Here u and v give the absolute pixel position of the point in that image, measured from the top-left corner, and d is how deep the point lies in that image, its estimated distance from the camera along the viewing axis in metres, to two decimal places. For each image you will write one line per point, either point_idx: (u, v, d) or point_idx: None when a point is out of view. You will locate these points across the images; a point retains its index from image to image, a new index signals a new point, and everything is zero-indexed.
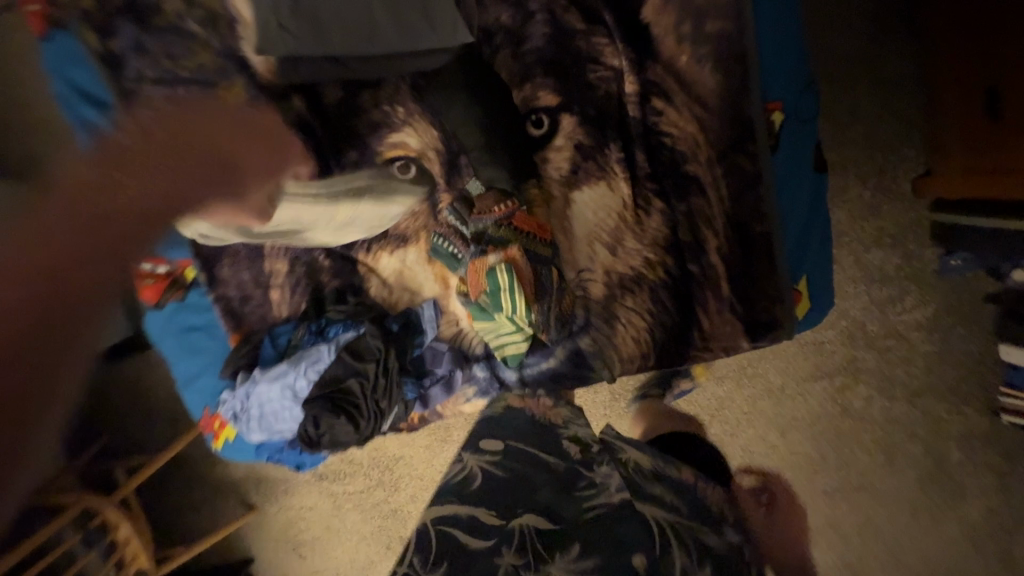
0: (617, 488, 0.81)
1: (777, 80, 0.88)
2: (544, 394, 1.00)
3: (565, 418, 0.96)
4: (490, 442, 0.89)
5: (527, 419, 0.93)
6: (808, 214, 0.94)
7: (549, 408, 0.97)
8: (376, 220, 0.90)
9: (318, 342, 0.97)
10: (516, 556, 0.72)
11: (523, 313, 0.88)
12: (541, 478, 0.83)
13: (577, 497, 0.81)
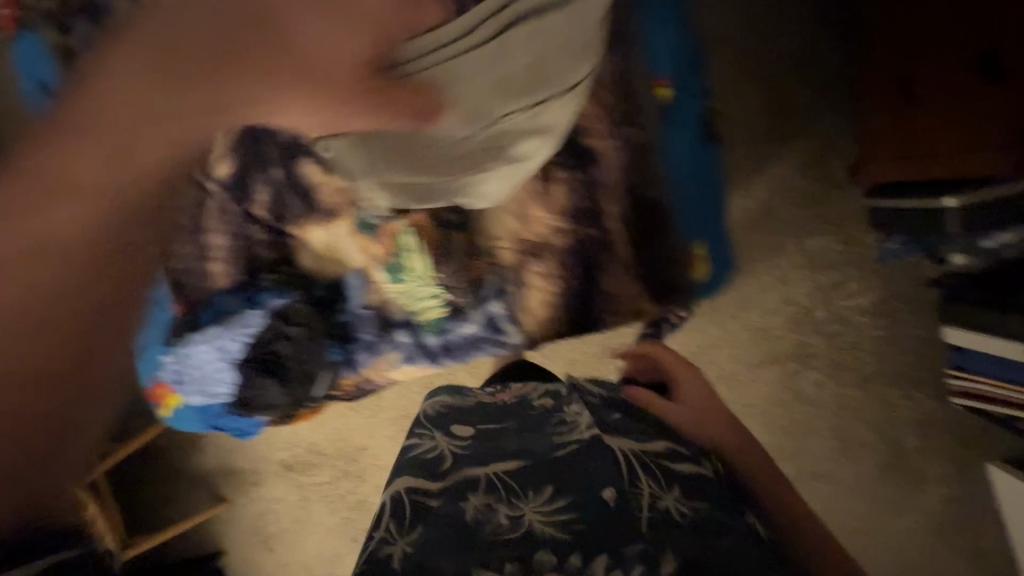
0: (586, 425, 0.97)
1: (660, 59, 1.02)
2: (517, 384, 1.20)
3: (532, 391, 1.15)
4: (471, 422, 1.07)
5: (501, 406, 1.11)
6: (699, 182, 1.08)
7: (521, 388, 1.17)
8: (564, 51, 0.87)
9: (245, 310, 1.04)
10: (488, 493, 0.86)
11: (430, 272, 1.03)
12: (514, 434, 0.99)
13: (545, 435, 0.97)
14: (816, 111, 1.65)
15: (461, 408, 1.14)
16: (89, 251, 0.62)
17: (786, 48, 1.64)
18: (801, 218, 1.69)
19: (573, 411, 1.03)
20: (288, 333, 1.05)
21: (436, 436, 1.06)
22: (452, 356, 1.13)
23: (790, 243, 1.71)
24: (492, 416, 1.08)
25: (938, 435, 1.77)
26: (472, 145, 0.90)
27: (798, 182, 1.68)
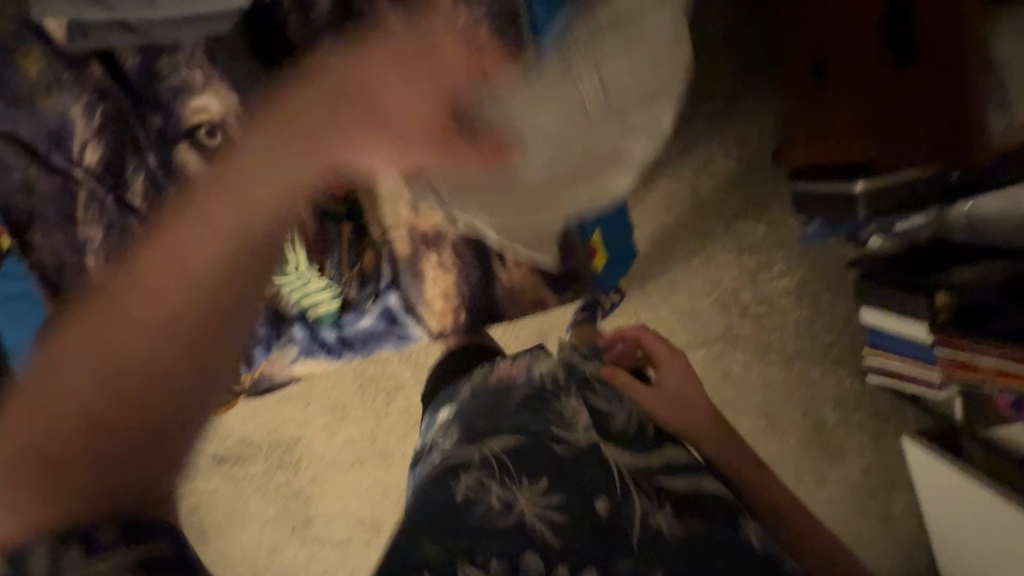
0: (584, 430, 0.86)
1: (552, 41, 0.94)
2: (507, 354, 1.05)
3: (528, 364, 0.98)
4: (466, 406, 0.95)
5: (491, 388, 0.95)
6: None
7: (514, 363, 1.00)
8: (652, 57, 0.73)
9: None
10: (479, 471, 0.81)
11: (307, 266, 0.98)
12: (513, 418, 0.88)
13: (544, 423, 0.86)
14: (739, 94, 1.64)
15: (455, 387, 1.01)
16: (114, 391, 0.39)
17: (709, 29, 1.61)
18: (725, 201, 1.71)
19: (572, 409, 0.88)
20: None
21: (436, 422, 0.98)
22: (351, 349, 1.08)
23: (715, 225, 1.73)
24: (488, 396, 0.94)
25: (858, 412, 1.83)
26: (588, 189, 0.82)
27: (723, 165, 1.68)
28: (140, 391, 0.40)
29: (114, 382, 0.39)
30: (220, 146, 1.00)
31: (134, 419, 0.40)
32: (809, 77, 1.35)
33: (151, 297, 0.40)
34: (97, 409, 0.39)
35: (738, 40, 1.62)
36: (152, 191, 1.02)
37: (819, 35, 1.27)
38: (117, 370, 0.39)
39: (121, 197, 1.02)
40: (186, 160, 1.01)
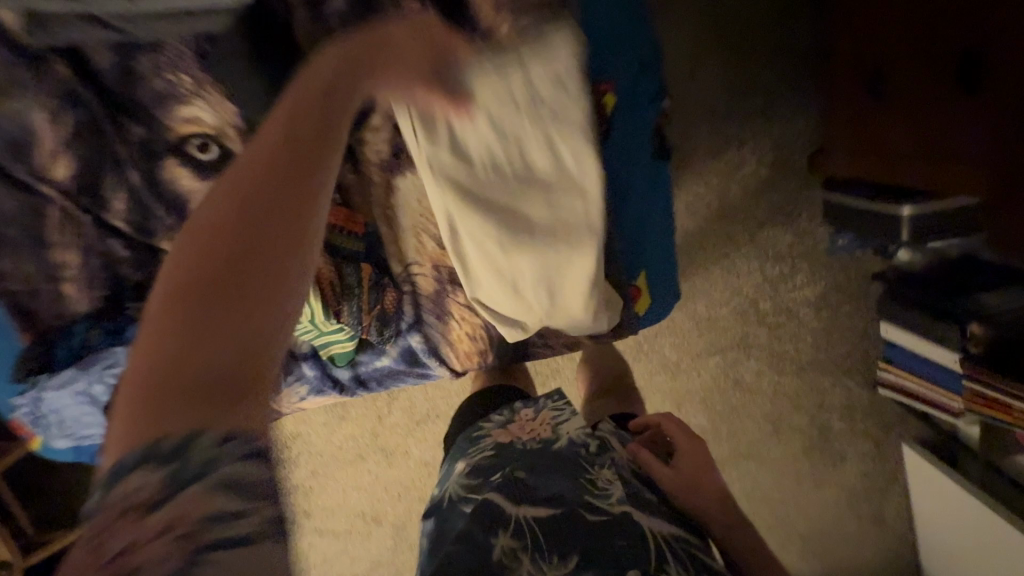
0: (616, 498, 0.79)
1: (615, 58, 0.81)
2: (529, 406, 0.99)
3: (554, 424, 0.93)
4: (499, 461, 0.87)
5: (523, 449, 0.88)
6: (648, 200, 0.91)
7: (538, 420, 0.95)
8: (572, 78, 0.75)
9: (113, 344, 0.91)
10: (513, 538, 0.73)
11: (326, 322, 0.83)
12: (547, 475, 0.82)
13: (577, 485, 0.80)
14: (777, 94, 1.49)
15: (483, 442, 0.94)
16: (198, 272, 0.48)
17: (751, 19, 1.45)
18: (753, 208, 1.60)
19: (600, 471, 0.84)
20: None
21: (464, 475, 0.87)
22: (367, 387, 1.00)
23: (740, 233, 1.63)
24: (524, 456, 0.87)
25: (867, 423, 1.82)
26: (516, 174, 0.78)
27: (756, 170, 1.56)
28: (219, 265, 0.48)
29: (201, 275, 0.48)
30: (215, 163, 0.86)
31: (222, 289, 0.47)
32: (867, 94, 1.21)
33: (219, 219, 0.50)
34: (185, 301, 0.47)
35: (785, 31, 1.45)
36: (137, 214, 0.88)
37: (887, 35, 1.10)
38: (204, 260, 0.48)
39: (101, 218, 0.88)
40: (177, 180, 0.87)
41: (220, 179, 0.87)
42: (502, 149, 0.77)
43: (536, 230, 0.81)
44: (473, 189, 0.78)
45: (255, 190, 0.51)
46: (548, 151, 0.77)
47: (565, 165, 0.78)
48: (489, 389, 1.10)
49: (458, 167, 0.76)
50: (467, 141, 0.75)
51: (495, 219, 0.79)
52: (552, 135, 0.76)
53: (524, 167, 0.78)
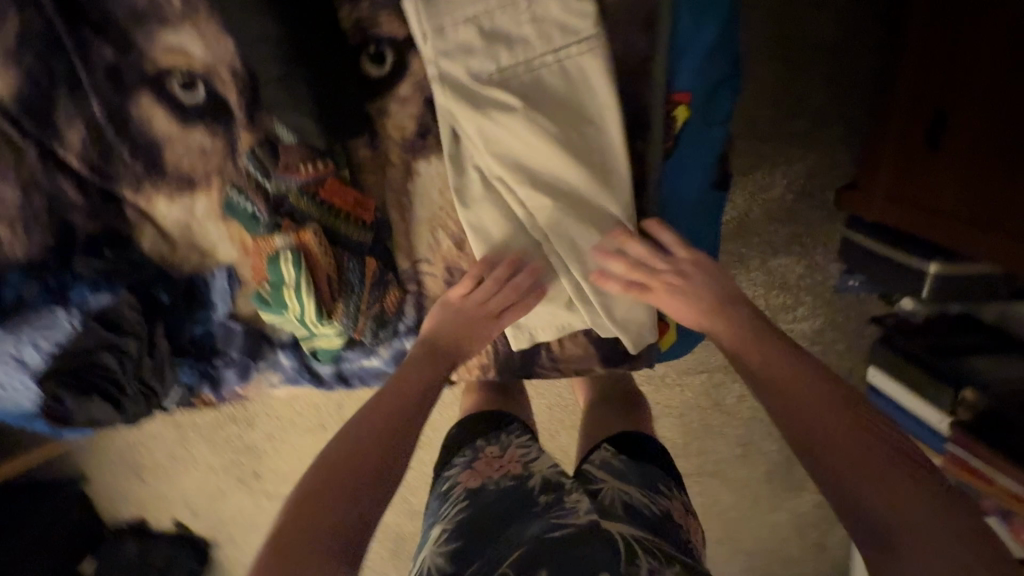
0: (583, 508, 0.61)
1: (693, 64, 0.69)
2: (491, 442, 0.77)
3: (525, 461, 0.72)
4: (473, 519, 0.63)
5: (495, 498, 0.66)
6: (699, 232, 0.80)
7: (505, 457, 0.74)
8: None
9: (54, 306, 0.77)
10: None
11: (316, 318, 0.72)
12: (513, 522, 0.61)
13: (543, 521, 0.60)
14: (831, 116, 1.14)
15: (449, 497, 0.69)
16: (328, 466, 0.57)
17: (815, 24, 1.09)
18: (768, 233, 1.21)
19: (572, 495, 0.64)
20: (120, 346, 0.76)
21: (436, 546, 0.62)
22: (349, 384, 0.89)
23: (753, 257, 1.22)
24: (496, 509, 0.64)
25: None
26: (525, 95, 0.69)
27: (783, 195, 1.19)
28: (349, 462, 0.58)
29: (333, 469, 0.57)
30: (201, 108, 0.71)
31: (346, 479, 0.57)
32: (919, 134, 0.92)
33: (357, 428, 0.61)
34: (310, 490, 0.55)
35: (853, 40, 1.10)
36: (99, 154, 0.72)
37: (953, 70, 0.86)
38: (338, 461, 0.58)
39: (50, 150, 0.71)
40: (151, 121, 0.71)
41: (204, 128, 0.72)
42: (512, 68, 0.68)
43: (555, 184, 0.72)
44: (486, 114, 0.68)
45: (392, 411, 0.64)
46: (564, 74, 0.68)
47: (586, 92, 0.69)
48: (455, 429, 0.82)
49: (464, 93, 0.68)
50: (472, 54, 0.67)
51: (508, 159, 0.71)
52: (571, 53, 0.68)
53: (541, 95, 0.69)
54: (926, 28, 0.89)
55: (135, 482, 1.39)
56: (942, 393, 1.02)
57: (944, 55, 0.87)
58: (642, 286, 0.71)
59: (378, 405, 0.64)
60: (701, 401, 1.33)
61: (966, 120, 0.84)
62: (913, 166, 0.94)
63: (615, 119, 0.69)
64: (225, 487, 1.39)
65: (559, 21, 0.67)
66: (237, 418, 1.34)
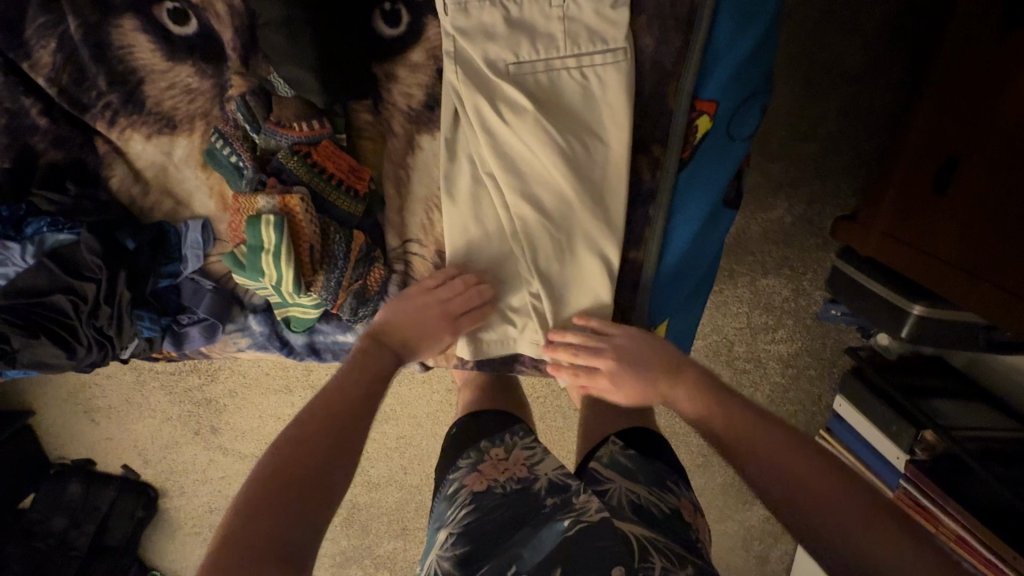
0: (594, 507, 0.60)
1: (724, 75, 0.66)
2: (496, 444, 0.75)
3: (530, 463, 0.71)
4: (481, 523, 0.64)
5: (502, 498, 0.66)
6: (701, 247, 0.77)
7: (511, 460, 0.72)
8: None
9: (5, 238, 0.69)
10: None
11: (293, 290, 0.67)
12: (521, 527, 0.62)
13: (555, 523, 0.60)
14: (840, 148, 1.11)
15: (455, 500, 0.69)
16: (295, 446, 0.58)
17: (839, 52, 1.06)
18: (761, 255, 1.20)
19: (582, 495, 0.63)
20: (77, 290, 0.70)
21: (442, 550, 0.63)
22: (321, 357, 0.85)
23: (741, 273, 1.21)
24: (502, 512, 0.64)
25: None
26: (541, 86, 0.64)
27: (781, 219, 1.17)
28: (309, 443, 0.58)
29: (295, 448, 0.57)
30: (191, 42, 0.65)
31: (306, 458, 0.57)
32: (929, 175, 0.90)
33: (311, 407, 0.62)
34: (269, 469, 0.56)
35: (879, 72, 1.07)
36: (70, 77, 0.65)
37: (971, 120, 0.84)
38: (300, 440, 0.58)
39: (17, 65, 0.65)
40: (133, 48, 0.65)
41: (192, 66, 0.66)
42: (532, 63, 0.64)
43: (549, 196, 0.68)
44: (497, 106, 0.64)
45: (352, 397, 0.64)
46: (583, 84, 0.64)
47: (601, 107, 0.65)
48: (455, 431, 0.81)
49: (479, 72, 0.64)
50: (494, 32, 0.62)
51: (510, 160, 0.67)
52: (595, 63, 0.64)
53: (555, 101, 0.65)
54: (952, 75, 0.87)
55: (83, 422, 1.34)
56: (904, 432, 0.98)
57: (966, 100, 0.84)
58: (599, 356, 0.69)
59: (334, 388, 0.64)
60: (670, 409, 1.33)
61: (974, 170, 0.82)
62: (917, 209, 0.92)
63: (622, 141, 0.66)
64: (178, 437, 1.34)
65: (589, 23, 0.63)
66: (198, 368, 1.29)
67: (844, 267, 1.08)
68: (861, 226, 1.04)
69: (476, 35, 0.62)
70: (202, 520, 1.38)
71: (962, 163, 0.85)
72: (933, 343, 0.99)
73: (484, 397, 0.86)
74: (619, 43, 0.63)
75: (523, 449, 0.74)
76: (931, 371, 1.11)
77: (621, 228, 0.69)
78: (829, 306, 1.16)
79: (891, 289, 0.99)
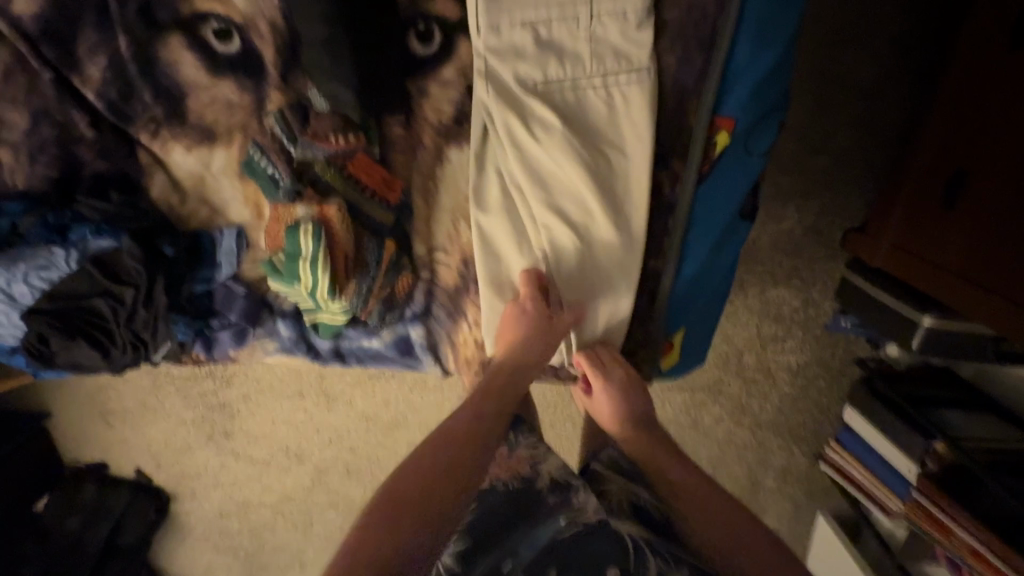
0: (592, 507, 0.64)
1: (743, 93, 0.68)
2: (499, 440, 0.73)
3: (532, 462, 0.71)
4: (485, 521, 0.65)
5: (504, 498, 0.67)
6: (717, 258, 0.80)
7: (514, 457, 0.71)
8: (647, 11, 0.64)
9: (52, 244, 0.72)
10: None
11: (327, 295, 0.70)
12: (521, 526, 0.64)
13: (551, 522, 0.63)
14: (849, 162, 1.14)
15: None
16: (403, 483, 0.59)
17: (850, 69, 1.09)
18: (771, 266, 1.22)
19: (581, 494, 0.66)
20: (117, 294, 0.73)
21: None
22: (344, 361, 0.87)
23: (751, 284, 1.23)
24: (505, 512, 0.66)
25: None
26: (568, 102, 0.67)
27: (792, 230, 1.19)
28: (415, 480, 0.59)
29: (402, 486, 0.59)
30: (233, 59, 0.68)
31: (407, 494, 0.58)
32: (937, 189, 0.92)
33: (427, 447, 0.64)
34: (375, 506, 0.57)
35: (889, 89, 1.09)
36: (118, 92, 0.68)
37: (978, 137, 0.86)
38: (408, 478, 0.60)
39: (67, 79, 0.68)
40: (179, 64, 0.68)
41: (233, 82, 0.69)
42: (560, 81, 0.67)
43: (573, 209, 0.71)
44: (525, 122, 0.67)
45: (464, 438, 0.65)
46: (608, 101, 0.67)
47: (625, 123, 0.68)
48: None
49: (508, 89, 0.67)
50: (524, 52, 0.65)
51: (536, 172, 0.70)
52: (620, 82, 0.67)
53: (581, 117, 0.68)
54: (959, 93, 0.90)
55: (101, 425, 1.36)
56: (913, 441, 1.00)
57: (973, 117, 0.87)
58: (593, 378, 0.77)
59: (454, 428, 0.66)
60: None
61: (982, 185, 0.84)
62: (925, 222, 0.94)
63: (644, 155, 0.68)
64: (193, 442, 1.36)
65: (615, 43, 0.65)
66: (215, 373, 1.32)
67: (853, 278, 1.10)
68: (870, 239, 1.06)
69: (507, 54, 0.65)
70: (213, 522, 1.40)
71: (969, 178, 0.87)
72: (942, 353, 1.01)
73: None
74: (643, 61, 0.66)
75: (526, 444, 0.73)
76: (938, 381, 1.12)
77: (641, 235, 0.72)
78: (838, 317, 1.17)
79: (900, 301, 1.01)
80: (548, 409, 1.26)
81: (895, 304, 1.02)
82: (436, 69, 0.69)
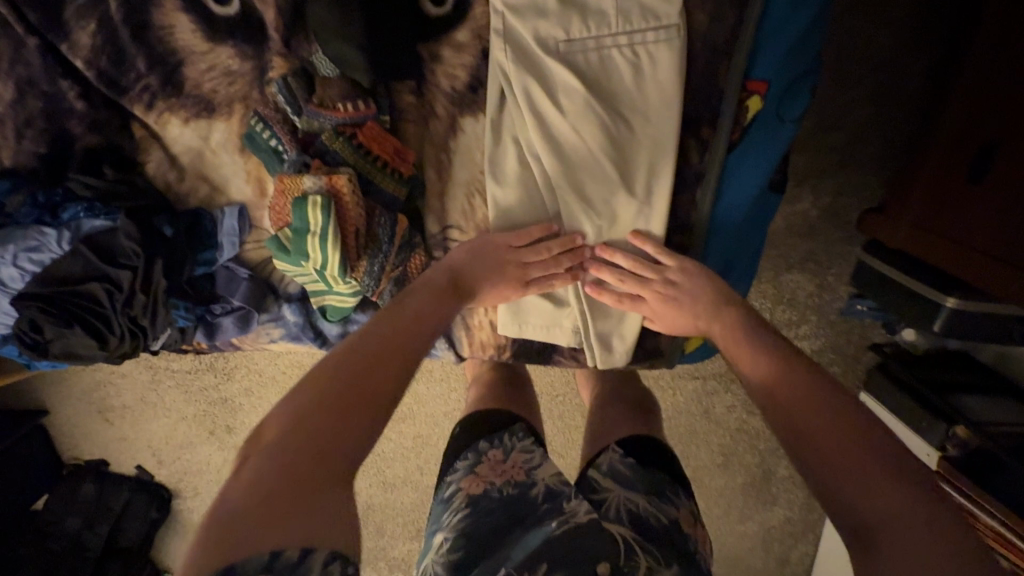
0: (583, 508, 0.59)
1: (775, 54, 0.64)
2: (495, 445, 0.71)
3: (527, 468, 0.67)
4: (478, 528, 0.60)
5: (495, 504, 0.62)
6: (745, 234, 0.75)
7: (509, 462, 0.68)
8: None
9: (42, 224, 0.68)
10: None
11: (336, 274, 0.66)
12: (510, 533, 0.59)
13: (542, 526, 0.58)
14: (872, 137, 1.10)
15: (451, 503, 0.65)
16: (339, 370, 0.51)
17: (874, 39, 1.04)
18: (788, 248, 1.18)
19: (573, 501, 0.61)
20: (114, 278, 0.68)
21: (436, 555, 0.60)
22: None
23: (769, 265, 1.19)
24: (496, 518, 0.61)
25: None
26: (591, 63, 0.63)
27: (813, 207, 1.15)
28: (346, 366, 0.51)
29: (341, 374, 0.50)
30: (233, 23, 0.64)
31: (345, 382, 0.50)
32: (964, 161, 0.87)
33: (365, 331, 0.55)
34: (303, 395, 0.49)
35: (915, 60, 1.05)
36: (108, 59, 0.64)
37: (1011, 103, 0.81)
38: (348, 364, 0.51)
39: (57, 47, 0.64)
40: (174, 29, 0.64)
41: (232, 47, 0.65)
42: (582, 41, 0.62)
43: (594, 180, 0.66)
44: (545, 86, 0.63)
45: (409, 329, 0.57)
46: (634, 61, 0.63)
47: (652, 86, 0.63)
48: (459, 428, 0.76)
49: (527, 51, 0.63)
50: (544, 11, 0.61)
51: (556, 140, 0.65)
52: (646, 41, 0.62)
53: (604, 81, 0.64)
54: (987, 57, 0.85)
55: (97, 422, 1.32)
56: (935, 428, 0.95)
57: (1004, 81, 0.82)
58: (641, 289, 0.68)
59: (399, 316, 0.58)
60: (692, 406, 1.19)
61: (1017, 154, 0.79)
62: (951, 197, 0.89)
63: (670, 118, 0.64)
64: (193, 437, 1.32)
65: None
66: (214, 366, 1.28)
67: (867, 260, 1.05)
68: (886, 219, 1.01)
69: (525, 13, 0.61)
70: None
71: (999, 148, 0.82)
72: (967, 336, 0.96)
73: (497, 392, 0.82)
74: (671, 17, 0.62)
75: (522, 448, 0.71)
76: (964, 367, 1.06)
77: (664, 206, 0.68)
78: (854, 301, 1.13)
79: (923, 285, 0.95)
80: (560, 398, 1.21)
81: (909, 282, 0.97)
82: (449, 32, 0.65)
